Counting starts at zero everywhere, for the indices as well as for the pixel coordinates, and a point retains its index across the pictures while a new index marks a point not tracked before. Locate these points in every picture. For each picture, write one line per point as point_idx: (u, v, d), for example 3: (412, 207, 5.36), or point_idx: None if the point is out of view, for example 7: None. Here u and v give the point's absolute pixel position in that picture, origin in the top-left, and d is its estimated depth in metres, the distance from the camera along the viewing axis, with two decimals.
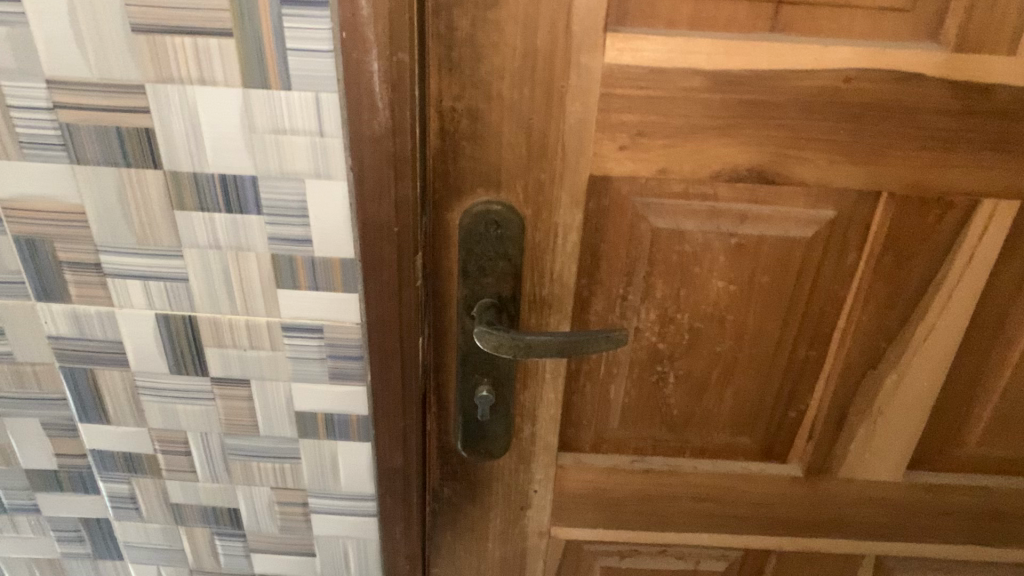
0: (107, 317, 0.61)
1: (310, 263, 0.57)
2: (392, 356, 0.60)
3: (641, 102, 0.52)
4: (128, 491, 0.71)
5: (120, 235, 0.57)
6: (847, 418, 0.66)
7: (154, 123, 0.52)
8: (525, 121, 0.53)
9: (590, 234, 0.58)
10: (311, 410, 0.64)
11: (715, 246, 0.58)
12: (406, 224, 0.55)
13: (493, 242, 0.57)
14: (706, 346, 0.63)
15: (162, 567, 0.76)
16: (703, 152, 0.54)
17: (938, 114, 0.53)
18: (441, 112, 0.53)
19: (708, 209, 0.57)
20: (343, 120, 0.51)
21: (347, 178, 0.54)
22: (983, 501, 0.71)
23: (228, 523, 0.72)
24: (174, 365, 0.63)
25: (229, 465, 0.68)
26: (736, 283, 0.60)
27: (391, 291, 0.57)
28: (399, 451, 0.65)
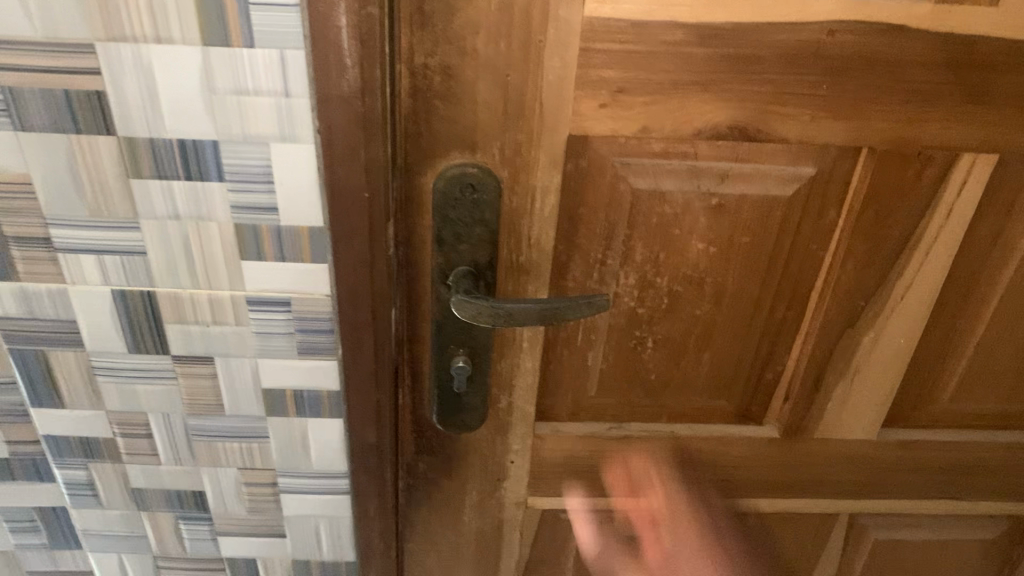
0: (60, 294, 0.57)
1: (276, 233, 0.55)
2: (365, 327, 0.59)
3: (621, 57, 0.51)
4: (86, 477, 0.67)
5: (70, 207, 0.53)
6: (824, 378, 0.66)
7: (106, 86, 0.49)
8: (501, 79, 0.51)
9: (567, 196, 0.57)
10: (279, 387, 0.62)
11: (696, 207, 0.57)
12: (379, 188, 0.53)
13: (469, 207, 0.55)
14: (684, 309, 0.62)
15: (125, 554, 0.73)
16: (684, 110, 0.53)
17: (921, 67, 0.52)
18: (412, 70, 0.50)
19: (688, 168, 0.55)
20: (311, 79, 0.49)
21: (314, 141, 0.51)
22: (953, 456, 0.72)
23: (194, 506, 0.69)
24: (132, 344, 0.60)
25: (194, 446, 0.65)
26: (716, 244, 0.59)
27: (363, 258, 0.56)
28: (374, 425, 0.64)
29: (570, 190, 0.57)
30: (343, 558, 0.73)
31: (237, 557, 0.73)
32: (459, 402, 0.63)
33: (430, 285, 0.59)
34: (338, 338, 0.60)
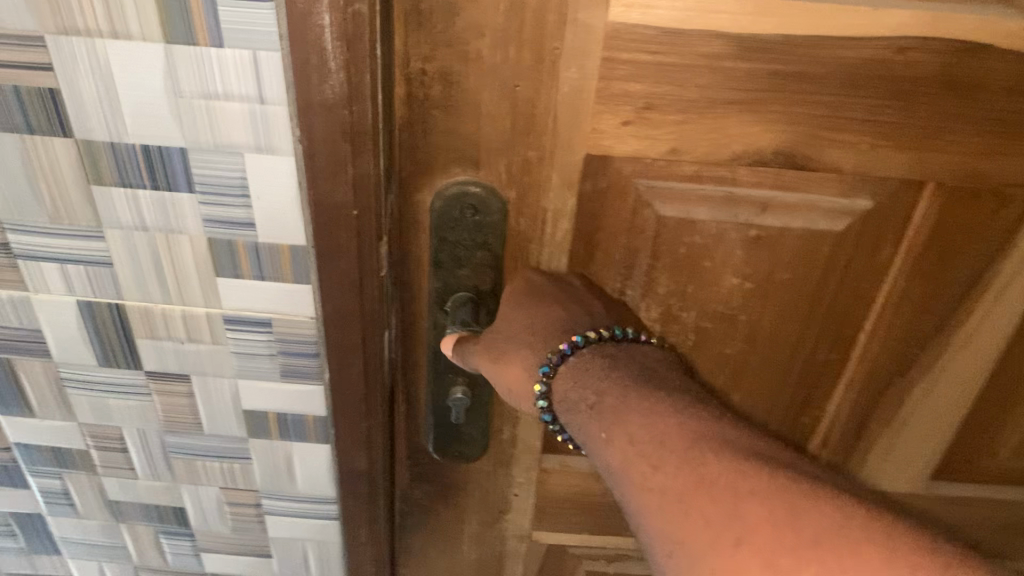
0: (22, 304, 0.52)
1: (254, 249, 0.49)
2: (352, 352, 0.52)
3: (650, 69, 0.43)
4: (61, 487, 0.63)
5: (28, 212, 0.48)
6: (868, 427, 0.59)
7: (60, 83, 0.43)
8: (509, 89, 0.44)
9: (581, 220, 0.50)
10: (261, 408, 0.56)
11: (731, 238, 0.50)
12: (368, 206, 0.46)
13: (470, 230, 0.49)
14: (713, 347, 0.55)
15: (105, 563, 0.69)
16: (722, 131, 0.45)
17: (1005, 92, 0.44)
18: (408, 76, 0.44)
19: (723, 195, 0.48)
20: (289, 84, 0.42)
21: (293, 151, 0.45)
22: (1002, 511, 0.65)
23: (174, 522, 0.65)
24: (102, 357, 0.54)
25: (171, 463, 0.60)
26: (752, 280, 0.52)
27: (350, 281, 0.49)
28: (364, 452, 0.58)
29: (586, 215, 0.49)
30: None
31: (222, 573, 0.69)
32: (456, 433, 0.58)
33: (427, 310, 0.53)
34: (324, 361, 0.54)
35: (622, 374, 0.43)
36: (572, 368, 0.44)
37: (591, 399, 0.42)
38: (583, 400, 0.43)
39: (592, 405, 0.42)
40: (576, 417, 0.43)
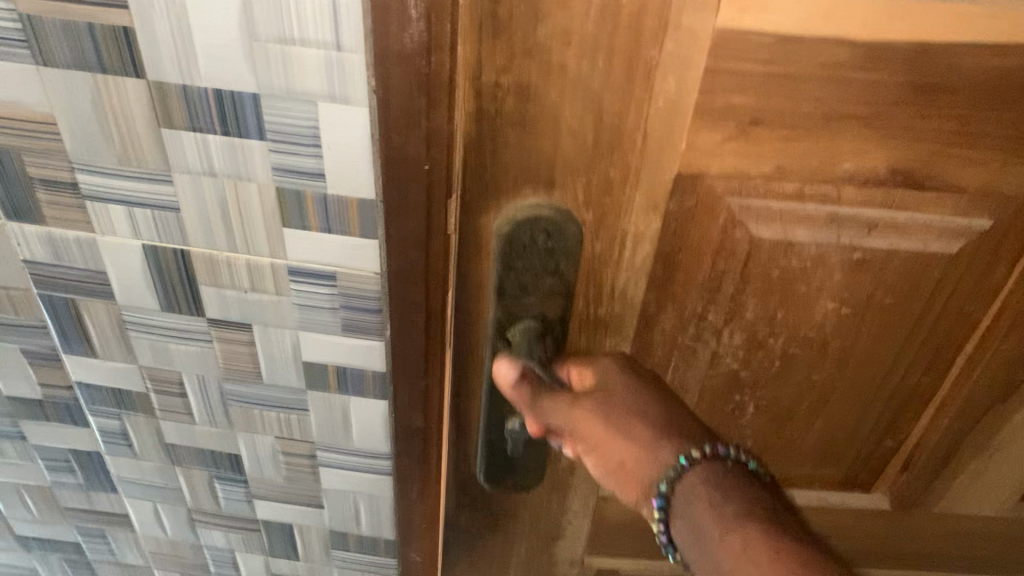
0: (89, 245, 0.51)
1: (323, 201, 0.47)
2: (416, 311, 0.51)
3: (760, 81, 0.37)
4: (119, 427, 0.64)
5: (97, 153, 0.46)
6: (956, 455, 0.55)
7: (135, 22, 0.41)
8: (595, 104, 0.37)
9: (662, 245, 0.44)
10: (321, 361, 0.55)
11: (832, 261, 0.44)
12: (440, 163, 0.44)
13: (540, 256, 0.42)
14: (798, 372, 0.50)
15: (159, 504, 0.70)
16: (833, 148, 0.40)
17: None
18: (479, 89, 0.37)
19: (826, 215, 0.42)
20: (367, 32, 0.40)
21: (367, 103, 0.43)
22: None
23: (229, 469, 0.65)
24: (165, 302, 0.53)
25: (229, 410, 0.60)
26: (849, 304, 0.46)
27: (417, 240, 0.47)
28: (421, 411, 0.56)
29: (670, 234, 0.43)
30: (381, 536, 0.68)
31: (273, 521, 0.69)
32: (512, 466, 0.52)
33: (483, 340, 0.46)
34: (386, 319, 0.52)
35: (767, 499, 0.34)
36: (708, 469, 0.35)
37: (719, 500, 0.33)
38: (708, 497, 0.34)
39: (716, 510, 0.33)
40: (691, 511, 0.34)
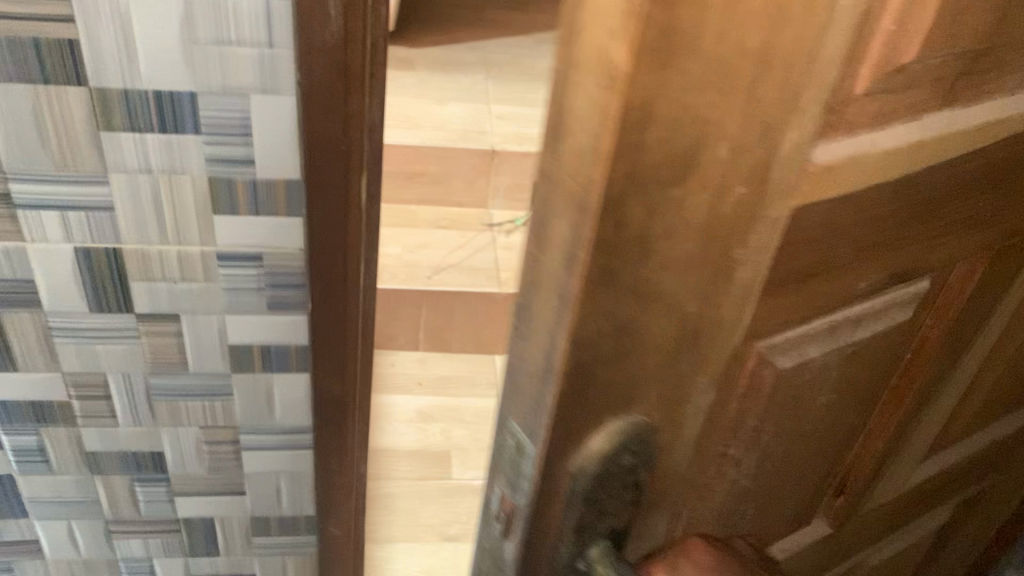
0: (15, 254, 0.48)
1: (253, 186, 0.47)
2: (336, 283, 0.52)
3: None
4: (37, 444, 0.59)
5: (32, 159, 0.45)
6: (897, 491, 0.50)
7: (80, 34, 0.41)
8: (680, 311, 0.27)
9: (744, 450, 0.34)
10: (246, 341, 0.54)
11: (832, 368, 0.34)
12: (358, 143, 0.47)
13: (624, 477, 0.30)
14: (787, 478, 0.38)
15: (74, 521, 0.65)
16: (838, 279, 0.31)
17: None
18: (580, 332, 0.25)
19: (829, 324, 0.32)
20: (299, 32, 0.42)
21: (296, 95, 0.44)
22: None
23: (153, 469, 0.62)
24: (93, 303, 0.51)
25: (154, 407, 0.58)
26: (840, 393, 0.36)
27: (339, 218, 0.49)
28: (338, 378, 0.58)
29: (747, 440, 0.34)
30: (303, 514, 0.67)
31: (194, 518, 0.66)
32: None
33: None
34: (309, 294, 0.53)
35: None
36: None
37: None
38: None
39: None
40: None
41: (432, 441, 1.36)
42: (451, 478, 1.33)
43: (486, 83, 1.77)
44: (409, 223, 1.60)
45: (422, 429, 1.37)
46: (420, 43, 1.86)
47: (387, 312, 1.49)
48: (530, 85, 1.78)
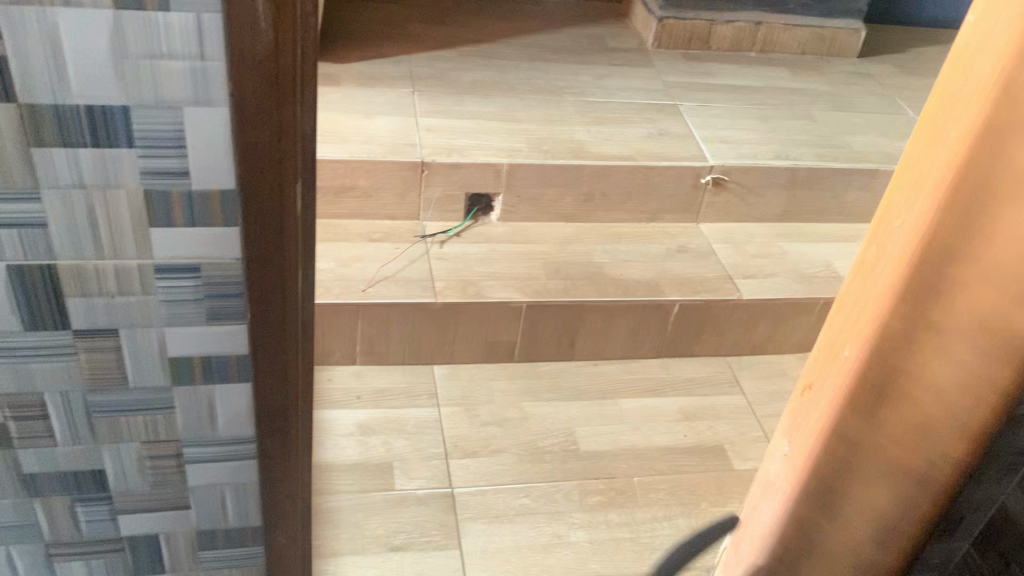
0: None
1: (188, 198, 0.48)
2: (273, 290, 0.53)
3: None
4: None
5: None
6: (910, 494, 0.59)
7: (7, 50, 0.41)
8: None
9: None
10: (185, 353, 0.55)
11: None
12: (290, 150, 0.48)
13: None
14: None
15: (12, 546, 0.64)
16: None
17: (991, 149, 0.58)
18: None
19: None
20: (229, 43, 0.43)
21: (228, 106, 0.45)
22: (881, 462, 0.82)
23: (93, 487, 0.61)
24: (27, 320, 0.51)
25: (94, 424, 0.57)
26: None
27: (273, 225, 0.50)
28: (281, 388, 0.58)
29: None
30: (249, 525, 0.67)
31: (138, 535, 0.66)
32: None
33: None
34: (248, 303, 0.53)
35: None
36: None
37: None
38: None
39: None
40: None
41: (372, 455, 1.39)
42: (394, 489, 1.35)
43: (411, 96, 1.79)
44: (340, 239, 1.61)
45: (362, 443, 1.41)
46: (343, 60, 1.87)
47: (322, 327, 1.48)
48: (454, 99, 1.80)
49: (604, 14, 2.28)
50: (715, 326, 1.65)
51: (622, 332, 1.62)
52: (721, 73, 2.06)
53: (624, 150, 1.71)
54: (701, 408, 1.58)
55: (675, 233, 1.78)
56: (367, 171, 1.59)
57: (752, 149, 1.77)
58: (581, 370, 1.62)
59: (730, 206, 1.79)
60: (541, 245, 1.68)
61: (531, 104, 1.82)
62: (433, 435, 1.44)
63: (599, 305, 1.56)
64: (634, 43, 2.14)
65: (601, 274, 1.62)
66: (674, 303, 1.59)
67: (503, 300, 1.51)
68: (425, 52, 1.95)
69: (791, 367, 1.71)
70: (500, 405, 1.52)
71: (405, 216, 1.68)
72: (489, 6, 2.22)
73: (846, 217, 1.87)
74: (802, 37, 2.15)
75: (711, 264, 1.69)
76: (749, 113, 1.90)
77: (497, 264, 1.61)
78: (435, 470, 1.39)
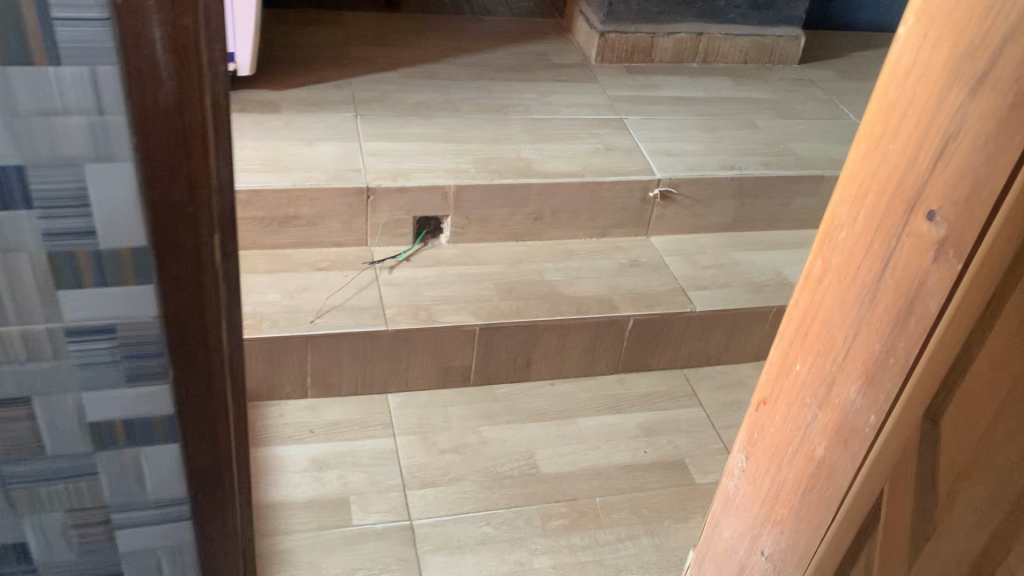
0: None
1: (95, 258, 0.45)
2: (193, 347, 0.50)
3: None
4: None
5: None
6: None
7: None
8: None
9: None
10: (105, 418, 0.52)
11: None
12: (203, 203, 0.45)
13: None
14: None
15: None
16: None
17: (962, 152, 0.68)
18: None
19: None
20: (129, 96, 0.41)
21: (132, 161, 0.43)
22: (873, 472, 0.83)
23: (16, 560, 0.58)
24: None
25: (11, 496, 0.54)
26: None
27: (189, 278, 0.48)
28: (210, 444, 0.55)
29: None
30: None
31: None
32: None
33: None
34: (171, 361, 0.50)
35: None
36: None
37: None
38: None
39: None
40: None
41: (327, 491, 1.36)
42: (350, 525, 1.31)
43: (354, 120, 1.76)
44: (287, 268, 1.58)
45: (317, 479, 1.38)
46: (283, 86, 1.84)
47: (271, 361, 1.45)
48: (399, 121, 1.78)
49: (546, 31, 2.27)
50: (670, 339, 1.64)
51: (578, 351, 1.60)
52: (665, 85, 2.06)
53: (571, 167, 1.70)
54: (661, 424, 1.57)
55: (627, 247, 1.77)
56: (311, 199, 1.56)
57: (698, 161, 1.77)
58: (539, 390, 1.60)
59: (680, 217, 1.79)
60: (492, 266, 1.66)
61: (476, 124, 1.81)
62: (390, 466, 1.41)
63: (553, 324, 1.54)
64: (577, 59, 2.14)
65: (553, 292, 1.60)
66: (629, 319, 1.58)
67: (455, 324, 1.49)
68: (367, 75, 1.93)
69: (748, 377, 1.71)
70: (457, 431, 1.49)
71: (353, 243, 1.65)
72: (431, 25, 2.21)
73: (795, 224, 1.88)
74: (743, 46, 2.17)
75: (664, 277, 1.69)
76: (694, 125, 1.90)
77: (448, 287, 1.58)
78: (393, 502, 1.36)
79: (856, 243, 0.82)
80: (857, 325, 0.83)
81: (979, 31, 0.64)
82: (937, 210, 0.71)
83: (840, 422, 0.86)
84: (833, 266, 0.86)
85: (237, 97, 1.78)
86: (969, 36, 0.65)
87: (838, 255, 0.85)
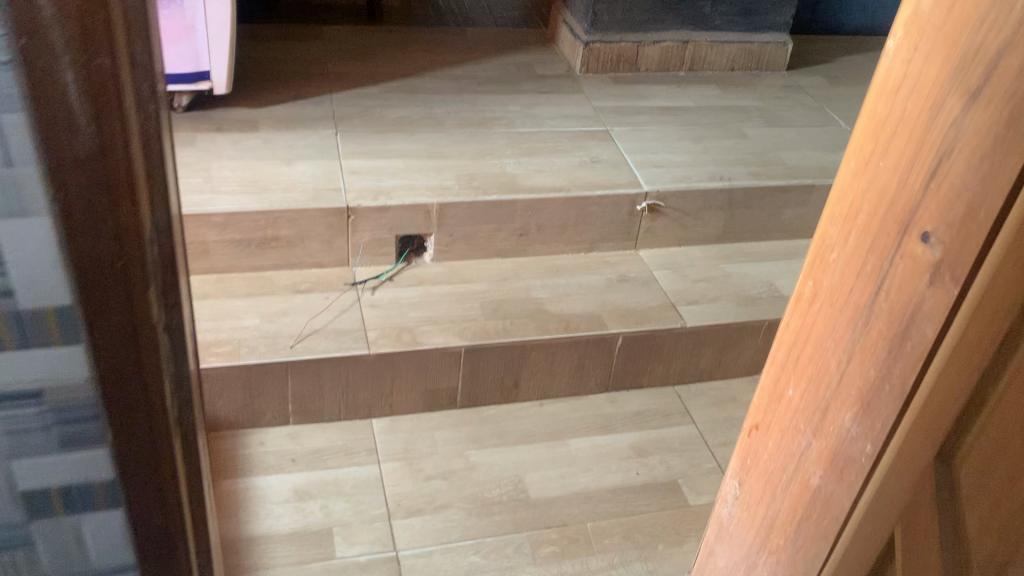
0: None
1: (16, 317, 0.42)
2: (132, 413, 0.46)
3: None
4: None
5: None
6: None
7: None
8: None
9: None
10: (40, 484, 0.48)
11: None
12: (134, 262, 0.41)
13: None
14: None
15: None
16: None
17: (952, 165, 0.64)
18: None
19: None
20: (39, 146, 0.37)
21: (48, 215, 0.39)
22: (869, 508, 0.79)
23: None
24: None
25: None
26: None
27: (123, 342, 0.43)
28: (161, 515, 0.51)
29: None
30: None
31: None
32: None
33: None
34: (109, 427, 0.46)
35: None
36: None
37: None
38: None
39: None
40: None
41: (310, 522, 1.32)
42: (334, 557, 1.27)
43: (335, 138, 1.73)
44: (266, 291, 1.54)
45: (299, 510, 1.34)
46: (262, 104, 1.80)
47: (251, 389, 1.41)
48: (379, 137, 1.74)
49: (530, 42, 2.24)
50: (661, 355, 1.60)
51: (567, 370, 1.56)
52: (652, 95, 2.03)
53: (557, 181, 1.67)
54: (653, 443, 1.53)
55: (615, 261, 1.73)
56: (289, 220, 1.52)
57: (686, 172, 1.74)
58: (527, 411, 1.56)
59: (669, 230, 1.76)
60: (477, 284, 1.62)
61: (459, 139, 1.77)
62: (374, 495, 1.37)
63: (541, 343, 1.50)
64: (562, 69, 2.10)
65: (540, 310, 1.57)
66: (618, 336, 1.54)
67: (440, 345, 1.45)
68: (349, 90, 1.89)
69: (741, 393, 1.67)
70: (444, 456, 1.45)
71: (334, 263, 1.61)
72: (412, 38, 2.17)
73: (785, 234, 1.84)
74: (730, 53, 2.14)
75: (653, 292, 1.65)
76: (681, 135, 1.87)
77: (432, 307, 1.54)
78: (378, 532, 1.32)
79: (848, 266, 0.78)
80: (850, 351, 0.79)
81: (972, 43, 0.61)
82: (932, 231, 0.67)
83: (835, 450, 0.83)
84: (825, 287, 0.82)
85: (214, 116, 1.74)
86: (962, 49, 0.62)
87: (830, 278, 0.82)
